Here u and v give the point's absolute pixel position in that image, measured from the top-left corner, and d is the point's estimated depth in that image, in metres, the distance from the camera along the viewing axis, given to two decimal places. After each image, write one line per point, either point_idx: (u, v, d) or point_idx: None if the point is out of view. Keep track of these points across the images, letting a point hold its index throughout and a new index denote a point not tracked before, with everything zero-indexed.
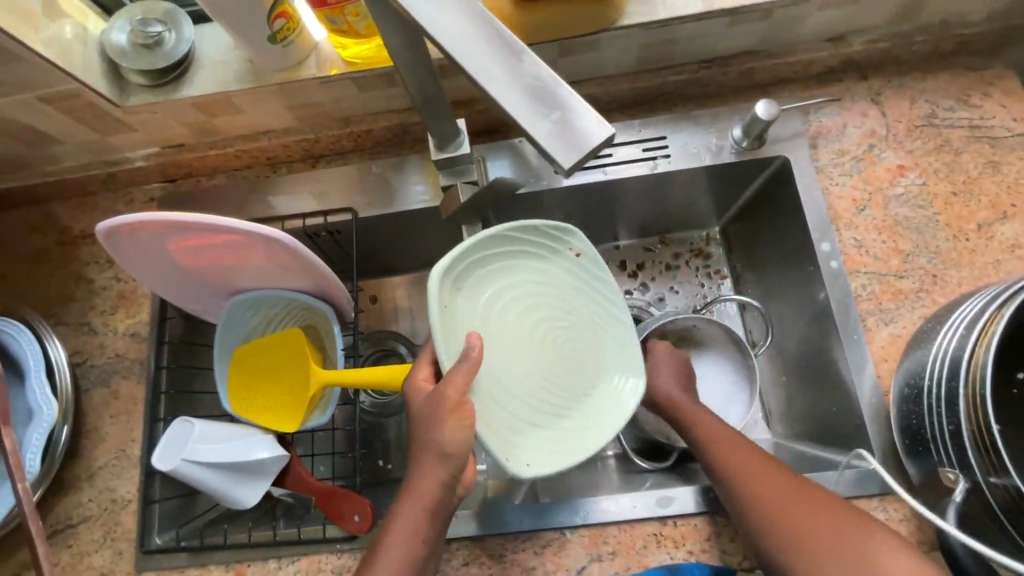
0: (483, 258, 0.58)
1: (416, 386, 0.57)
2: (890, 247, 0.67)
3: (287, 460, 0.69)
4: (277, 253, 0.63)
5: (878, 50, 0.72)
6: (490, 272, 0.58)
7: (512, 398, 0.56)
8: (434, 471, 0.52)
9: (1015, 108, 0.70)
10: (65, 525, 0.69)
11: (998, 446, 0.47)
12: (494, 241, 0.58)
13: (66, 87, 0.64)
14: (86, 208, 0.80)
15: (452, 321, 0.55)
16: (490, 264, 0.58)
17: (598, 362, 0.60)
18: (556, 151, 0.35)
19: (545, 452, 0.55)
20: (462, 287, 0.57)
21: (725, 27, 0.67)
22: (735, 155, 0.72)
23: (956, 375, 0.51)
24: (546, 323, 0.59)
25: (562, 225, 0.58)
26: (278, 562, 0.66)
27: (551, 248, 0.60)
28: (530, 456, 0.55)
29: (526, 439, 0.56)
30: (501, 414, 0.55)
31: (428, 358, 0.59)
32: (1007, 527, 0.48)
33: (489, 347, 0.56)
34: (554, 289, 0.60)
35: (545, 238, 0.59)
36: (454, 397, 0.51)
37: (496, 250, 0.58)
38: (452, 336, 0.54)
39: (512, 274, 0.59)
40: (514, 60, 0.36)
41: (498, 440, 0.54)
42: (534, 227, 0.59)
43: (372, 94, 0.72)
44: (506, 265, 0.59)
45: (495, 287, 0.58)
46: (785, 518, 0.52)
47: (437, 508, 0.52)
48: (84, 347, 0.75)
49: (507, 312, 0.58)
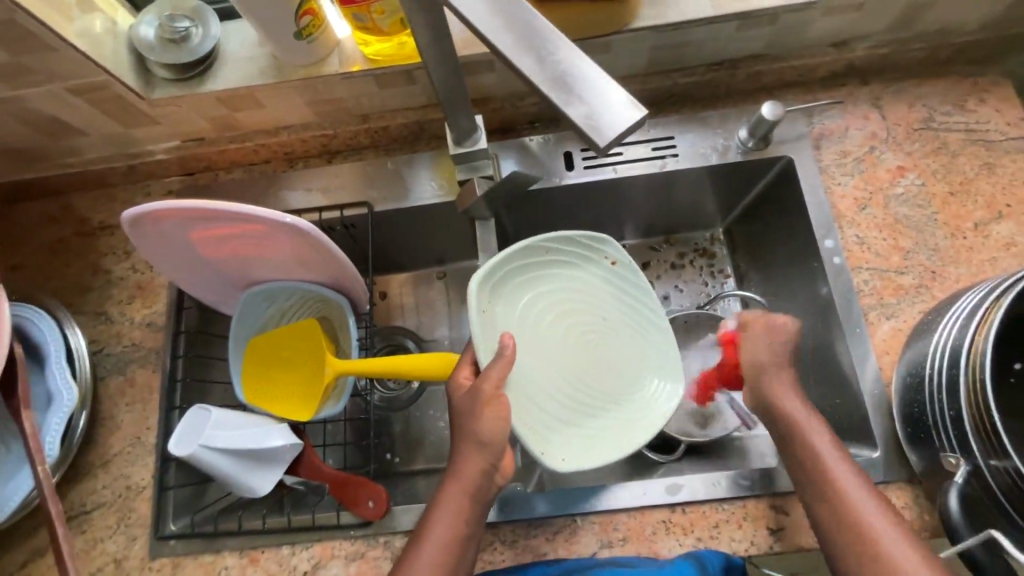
0: (519, 267, 0.64)
1: (457, 384, 0.59)
2: (891, 245, 0.70)
3: (302, 448, 0.70)
4: (300, 244, 0.65)
5: (878, 56, 0.75)
6: (527, 279, 0.65)
7: (547, 399, 0.62)
8: (473, 456, 0.54)
9: (1010, 113, 0.73)
10: (80, 511, 0.69)
11: (998, 430, 0.49)
12: (532, 251, 0.65)
13: (96, 78, 0.66)
14: (105, 200, 0.82)
15: (492, 322, 0.61)
16: (526, 272, 0.65)
17: (631, 365, 0.66)
18: (590, 132, 0.36)
19: (579, 448, 0.60)
20: (500, 292, 0.63)
21: (733, 31, 0.70)
22: (742, 155, 0.75)
23: (956, 362, 0.53)
24: (578, 328, 0.66)
25: (596, 236, 0.66)
26: (292, 548, 0.67)
27: (586, 258, 0.67)
28: (563, 451, 0.59)
29: (560, 437, 0.61)
30: (536, 411, 0.60)
31: (470, 359, 0.61)
32: (1009, 510, 0.50)
33: (528, 348, 0.63)
34: (586, 298, 0.67)
35: (578, 249, 0.66)
36: (488, 391, 0.55)
37: (533, 259, 0.65)
38: (489, 333, 0.60)
39: (545, 283, 0.66)
40: (551, 47, 0.38)
41: (534, 436, 0.58)
42: (571, 239, 0.66)
43: (391, 92, 0.74)
44: (541, 274, 0.66)
45: (531, 293, 0.65)
46: (836, 501, 0.52)
47: (461, 492, 0.53)
48: (100, 336, 0.76)
49: (544, 316, 0.65)
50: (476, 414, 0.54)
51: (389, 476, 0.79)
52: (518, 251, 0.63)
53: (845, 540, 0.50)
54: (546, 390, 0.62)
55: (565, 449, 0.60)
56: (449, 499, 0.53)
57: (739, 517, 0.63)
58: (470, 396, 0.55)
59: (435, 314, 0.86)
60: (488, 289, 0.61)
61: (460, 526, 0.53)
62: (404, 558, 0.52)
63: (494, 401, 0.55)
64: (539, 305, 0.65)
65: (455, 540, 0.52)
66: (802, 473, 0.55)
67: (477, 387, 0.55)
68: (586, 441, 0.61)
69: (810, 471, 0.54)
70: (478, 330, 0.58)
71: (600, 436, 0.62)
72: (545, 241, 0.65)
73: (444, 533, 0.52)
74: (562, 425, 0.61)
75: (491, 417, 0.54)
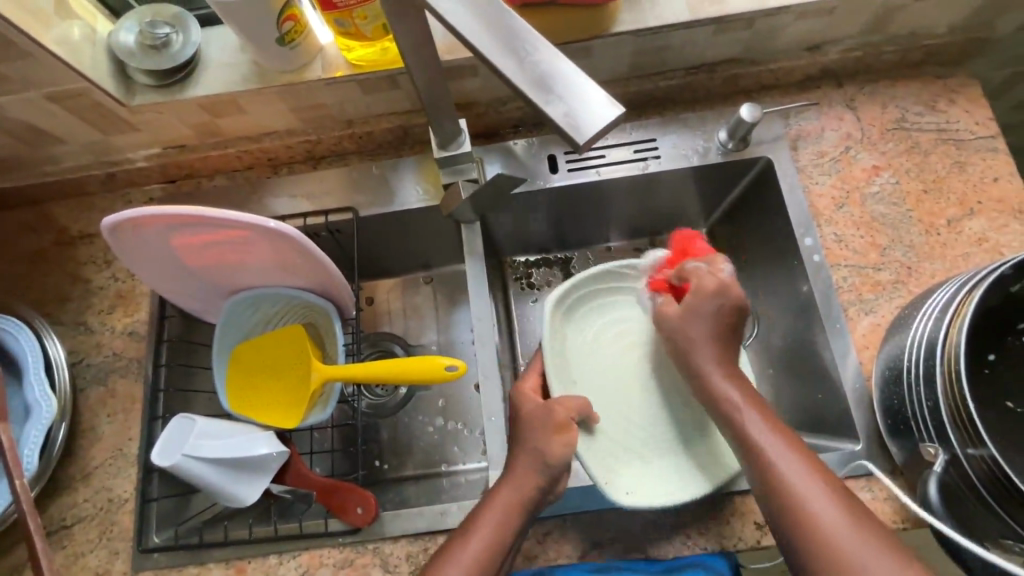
0: (588, 294, 0.72)
1: (524, 394, 0.61)
2: (868, 242, 0.71)
3: (287, 456, 0.69)
4: (286, 249, 0.64)
5: (852, 59, 0.77)
6: (596, 304, 0.72)
7: (616, 426, 0.66)
8: (525, 466, 0.55)
9: (978, 113, 0.76)
10: (59, 526, 0.68)
11: (974, 419, 0.50)
12: (601, 277, 0.72)
13: (74, 85, 0.65)
14: (85, 209, 0.81)
15: (564, 345, 0.69)
16: (600, 298, 0.72)
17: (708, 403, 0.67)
18: (569, 131, 0.37)
19: (645, 483, 0.61)
20: (573, 317, 0.71)
21: (711, 35, 0.72)
22: (722, 156, 0.76)
23: (932, 354, 0.55)
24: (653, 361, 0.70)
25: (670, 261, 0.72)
26: (279, 558, 0.66)
27: None
28: (628, 485, 0.60)
29: (626, 472, 0.62)
30: (605, 441, 0.63)
31: (536, 370, 0.65)
32: (986, 498, 0.50)
33: (597, 371, 0.69)
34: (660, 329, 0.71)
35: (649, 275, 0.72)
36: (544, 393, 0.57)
37: (603, 284, 0.72)
38: (558, 354, 0.67)
39: (618, 314, 0.72)
40: (529, 48, 0.39)
41: (599, 464, 0.60)
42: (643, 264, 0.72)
43: (376, 97, 0.74)
44: (610, 300, 0.72)
45: (603, 322, 0.72)
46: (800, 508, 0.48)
47: (518, 491, 0.54)
48: (80, 346, 0.75)
49: (616, 341, 0.71)
50: (546, 437, 0.56)
51: (378, 482, 0.79)
52: (587, 277, 0.71)
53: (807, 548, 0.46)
54: (617, 421, 0.66)
55: (632, 481, 0.61)
56: (499, 503, 0.54)
57: (726, 512, 0.63)
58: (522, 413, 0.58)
59: (422, 319, 0.86)
60: (560, 310, 0.69)
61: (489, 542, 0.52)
62: (447, 551, 0.52)
63: (567, 429, 0.56)
64: (613, 334, 0.71)
65: (487, 552, 0.52)
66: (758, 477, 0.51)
67: (553, 408, 0.57)
68: (652, 480, 0.62)
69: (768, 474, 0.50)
70: (545, 343, 0.66)
71: (668, 474, 0.63)
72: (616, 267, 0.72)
73: (474, 548, 0.52)
74: (632, 459, 0.63)
75: (561, 446, 0.55)
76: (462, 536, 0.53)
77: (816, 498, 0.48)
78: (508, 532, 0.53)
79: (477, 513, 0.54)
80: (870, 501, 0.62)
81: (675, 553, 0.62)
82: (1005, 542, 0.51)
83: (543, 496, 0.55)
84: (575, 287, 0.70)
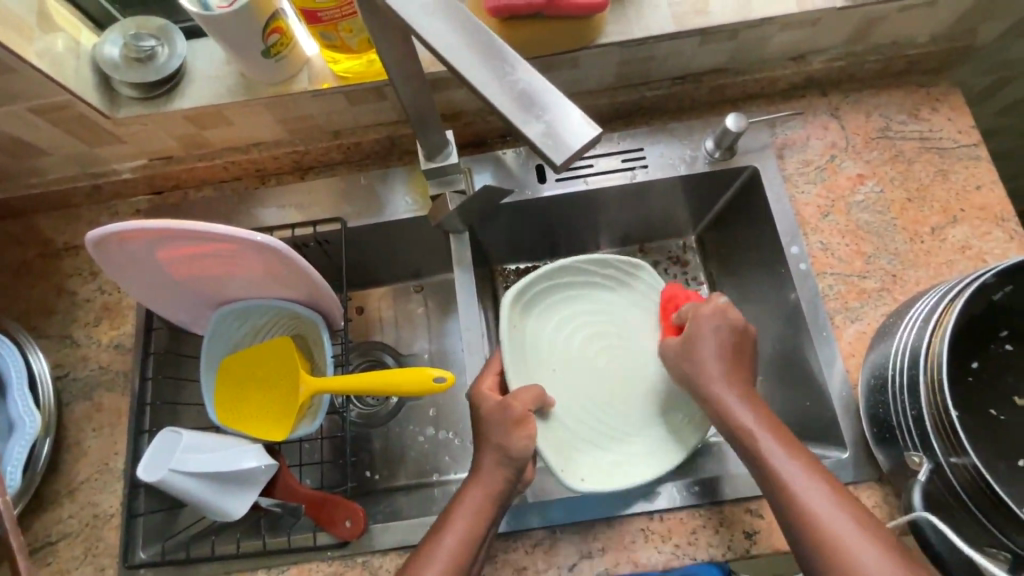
0: (550, 289, 0.72)
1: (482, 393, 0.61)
2: (854, 250, 0.72)
3: (276, 469, 0.69)
4: (272, 261, 0.64)
5: (836, 69, 0.78)
6: (556, 300, 0.73)
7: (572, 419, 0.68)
8: (494, 476, 0.55)
9: (960, 122, 0.76)
10: (44, 542, 0.67)
11: (956, 427, 0.50)
12: (564, 272, 0.72)
13: (58, 98, 0.65)
14: (70, 221, 0.80)
15: (524, 339, 0.70)
16: (558, 295, 0.73)
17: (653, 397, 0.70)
18: (547, 150, 0.37)
19: (597, 473, 0.64)
20: (536, 311, 0.72)
21: (696, 46, 0.72)
22: (709, 165, 0.77)
23: (915, 363, 0.55)
24: (614, 356, 0.73)
25: (632, 262, 0.73)
26: (267, 572, 0.65)
27: (621, 280, 0.74)
28: (584, 473, 0.63)
29: (580, 461, 0.65)
30: (561, 432, 0.65)
31: (493, 369, 0.65)
32: (970, 507, 0.51)
33: (552, 370, 0.70)
34: (621, 325, 0.74)
35: (613, 274, 0.74)
36: (520, 410, 0.58)
37: (565, 279, 0.73)
38: (518, 352, 0.67)
39: (580, 310, 0.74)
40: (509, 68, 0.39)
41: (556, 454, 0.63)
42: (609, 262, 0.73)
43: (362, 107, 0.74)
44: (569, 296, 0.73)
45: (570, 317, 0.73)
46: (813, 515, 0.48)
47: (482, 494, 0.55)
48: (66, 359, 0.74)
49: (573, 335, 0.73)
50: (506, 431, 0.57)
51: (369, 493, 0.78)
52: (553, 271, 0.71)
53: (820, 556, 0.47)
54: (574, 411, 0.68)
55: (586, 469, 0.64)
56: None
57: (715, 521, 0.64)
58: (501, 412, 0.58)
59: (414, 328, 0.86)
60: (523, 304, 0.70)
61: (452, 545, 0.52)
62: (425, 545, 0.53)
63: (525, 422, 0.57)
64: (577, 330, 0.73)
65: (462, 543, 0.53)
66: (783, 511, 0.50)
67: (518, 406, 0.58)
68: (606, 471, 0.65)
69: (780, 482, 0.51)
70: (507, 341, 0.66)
71: (617, 466, 0.65)
72: (579, 264, 0.72)
73: (451, 542, 0.52)
74: (587, 448, 0.66)
75: (520, 439, 0.56)
76: (438, 531, 0.53)
77: (856, 540, 0.47)
78: (484, 526, 0.54)
79: (449, 511, 0.55)
80: None
81: (663, 562, 0.62)
82: (991, 550, 0.52)
83: (509, 486, 0.56)
84: (538, 282, 0.71)
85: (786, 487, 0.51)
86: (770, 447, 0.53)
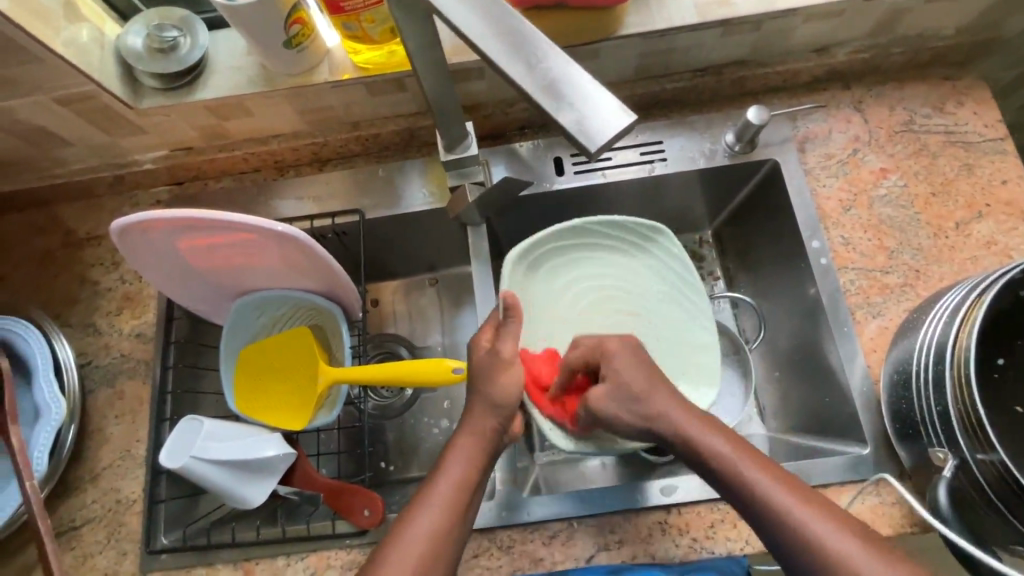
0: (561, 248, 0.72)
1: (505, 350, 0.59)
2: (876, 245, 0.71)
3: (295, 458, 0.69)
4: (292, 251, 0.64)
5: (860, 61, 0.77)
6: (567, 259, 0.73)
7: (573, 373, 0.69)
8: None
9: (986, 115, 0.75)
10: (69, 527, 0.68)
11: (984, 423, 0.50)
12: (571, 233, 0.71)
13: (83, 88, 0.65)
14: (93, 211, 0.81)
15: (532, 293, 0.71)
16: (570, 253, 0.73)
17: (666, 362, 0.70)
18: (581, 136, 0.37)
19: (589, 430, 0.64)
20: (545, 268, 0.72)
21: (719, 37, 0.71)
22: (729, 159, 0.76)
23: (942, 358, 0.54)
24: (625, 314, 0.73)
25: (644, 226, 0.71)
26: (287, 559, 0.66)
27: (638, 245, 0.73)
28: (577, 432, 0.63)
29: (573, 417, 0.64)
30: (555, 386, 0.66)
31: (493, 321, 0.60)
32: (997, 504, 0.50)
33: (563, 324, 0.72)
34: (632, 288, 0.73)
35: (627, 239, 0.73)
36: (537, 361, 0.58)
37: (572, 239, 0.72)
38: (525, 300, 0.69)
39: (592, 269, 0.73)
40: (538, 56, 0.39)
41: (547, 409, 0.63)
42: (622, 226, 0.72)
43: (381, 99, 0.74)
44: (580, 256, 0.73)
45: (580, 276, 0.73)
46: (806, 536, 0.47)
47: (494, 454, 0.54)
48: (89, 348, 0.75)
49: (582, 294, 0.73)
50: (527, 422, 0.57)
51: (384, 484, 0.79)
52: (565, 230, 0.71)
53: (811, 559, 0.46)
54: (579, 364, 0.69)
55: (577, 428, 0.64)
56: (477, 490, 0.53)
57: (733, 515, 0.63)
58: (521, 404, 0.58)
59: (428, 320, 0.86)
60: (530, 261, 0.71)
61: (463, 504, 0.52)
62: (415, 500, 0.53)
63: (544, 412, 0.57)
64: (586, 286, 0.73)
65: (458, 492, 0.53)
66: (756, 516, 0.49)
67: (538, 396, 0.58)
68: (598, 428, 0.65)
69: (775, 518, 0.48)
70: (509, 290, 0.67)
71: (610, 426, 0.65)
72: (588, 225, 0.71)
73: (443, 491, 0.53)
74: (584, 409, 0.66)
75: None
76: (430, 483, 0.53)
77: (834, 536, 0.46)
78: (476, 472, 0.54)
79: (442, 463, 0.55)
80: (878, 504, 0.61)
81: (681, 556, 0.62)
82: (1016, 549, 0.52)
83: None
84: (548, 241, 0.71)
85: (784, 521, 0.48)
86: (750, 473, 0.50)
